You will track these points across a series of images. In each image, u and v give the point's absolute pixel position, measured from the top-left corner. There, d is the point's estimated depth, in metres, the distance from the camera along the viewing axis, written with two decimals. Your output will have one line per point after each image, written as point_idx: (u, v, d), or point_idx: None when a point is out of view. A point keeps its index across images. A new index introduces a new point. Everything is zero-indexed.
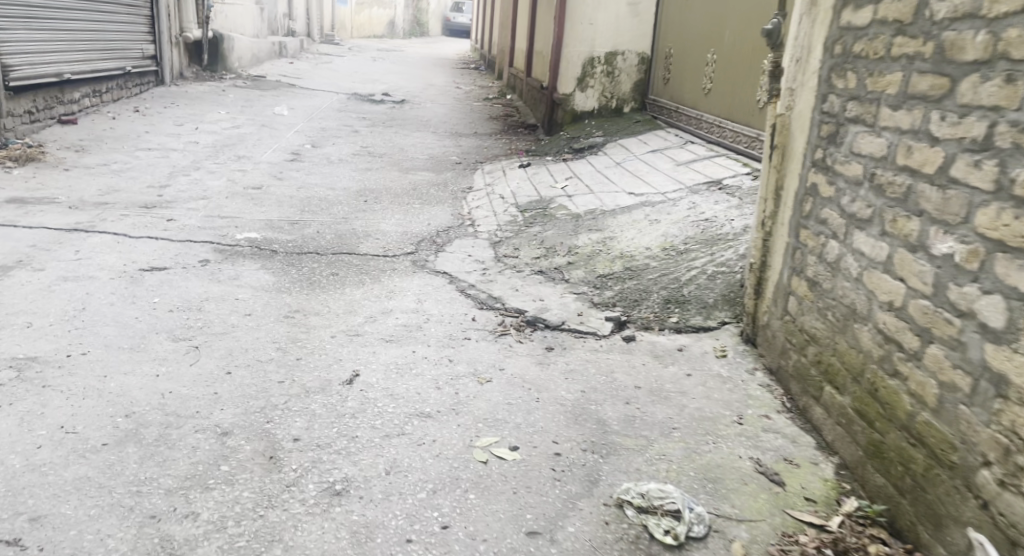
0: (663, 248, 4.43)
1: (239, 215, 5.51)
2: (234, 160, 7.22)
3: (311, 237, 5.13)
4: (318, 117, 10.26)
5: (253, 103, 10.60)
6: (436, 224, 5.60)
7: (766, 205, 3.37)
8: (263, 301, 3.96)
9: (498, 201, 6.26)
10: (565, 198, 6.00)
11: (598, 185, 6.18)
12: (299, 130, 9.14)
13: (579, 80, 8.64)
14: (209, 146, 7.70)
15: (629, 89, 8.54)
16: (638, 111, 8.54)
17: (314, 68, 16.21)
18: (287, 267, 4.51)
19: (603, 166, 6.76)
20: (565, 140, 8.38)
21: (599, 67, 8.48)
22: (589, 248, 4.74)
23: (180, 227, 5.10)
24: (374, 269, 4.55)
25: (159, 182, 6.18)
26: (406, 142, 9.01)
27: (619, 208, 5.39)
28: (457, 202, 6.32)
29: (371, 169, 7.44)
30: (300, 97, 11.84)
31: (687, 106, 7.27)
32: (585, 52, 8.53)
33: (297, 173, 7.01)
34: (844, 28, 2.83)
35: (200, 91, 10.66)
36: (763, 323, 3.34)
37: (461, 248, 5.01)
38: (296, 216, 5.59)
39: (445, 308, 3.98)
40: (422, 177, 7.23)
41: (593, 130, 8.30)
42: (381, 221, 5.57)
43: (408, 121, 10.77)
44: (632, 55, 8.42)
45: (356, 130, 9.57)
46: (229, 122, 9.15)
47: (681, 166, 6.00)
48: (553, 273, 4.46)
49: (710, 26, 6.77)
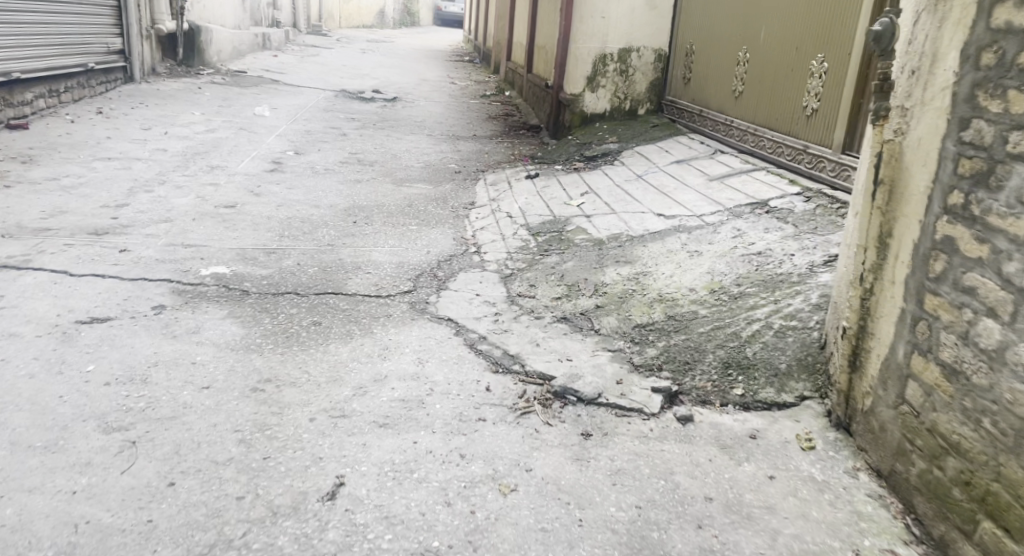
0: (711, 291, 3.68)
1: (206, 242, 4.76)
2: (206, 172, 6.46)
3: (290, 271, 4.40)
4: (303, 118, 9.48)
5: (231, 102, 9.81)
6: (435, 252, 4.87)
7: (863, 256, 2.62)
8: (226, 367, 3.21)
9: (505, 223, 5.53)
10: (583, 220, 5.27)
11: (619, 204, 5.45)
12: (281, 134, 8.36)
13: (589, 79, 7.84)
14: (179, 156, 6.94)
15: (644, 90, 7.86)
16: (654, 113, 7.90)
17: (300, 62, 15.39)
18: (259, 314, 3.77)
19: (622, 181, 6.02)
20: (575, 146, 7.64)
21: (612, 66, 7.75)
22: (620, 287, 4.00)
23: (134, 260, 4.35)
24: (363, 316, 3.80)
25: (116, 201, 5.43)
26: (399, 148, 8.25)
27: (649, 234, 4.66)
28: (458, 224, 5.59)
29: (359, 181, 6.69)
30: (282, 95, 11.03)
31: (712, 111, 6.56)
32: (596, 49, 7.73)
33: (276, 186, 6.25)
34: (999, 30, 2.10)
35: (174, 89, 9.86)
36: (863, 408, 2.58)
37: (467, 286, 4.30)
38: (273, 242, 4.84)
39: (452, 374, 3.24)
40: (416, 191, 6.49)
41: (606, 135, 7.55)
42: (372, 250, 4.84)
43: (401, 122, 10.00)
44: (648, 53, 7.75)
45: (344, 133, 8.80)
46: (203, 125, 8.37)
47: (716, 182, 5.26)
48: (580, 321, 3.72)
49: (740, 22, 6.07)
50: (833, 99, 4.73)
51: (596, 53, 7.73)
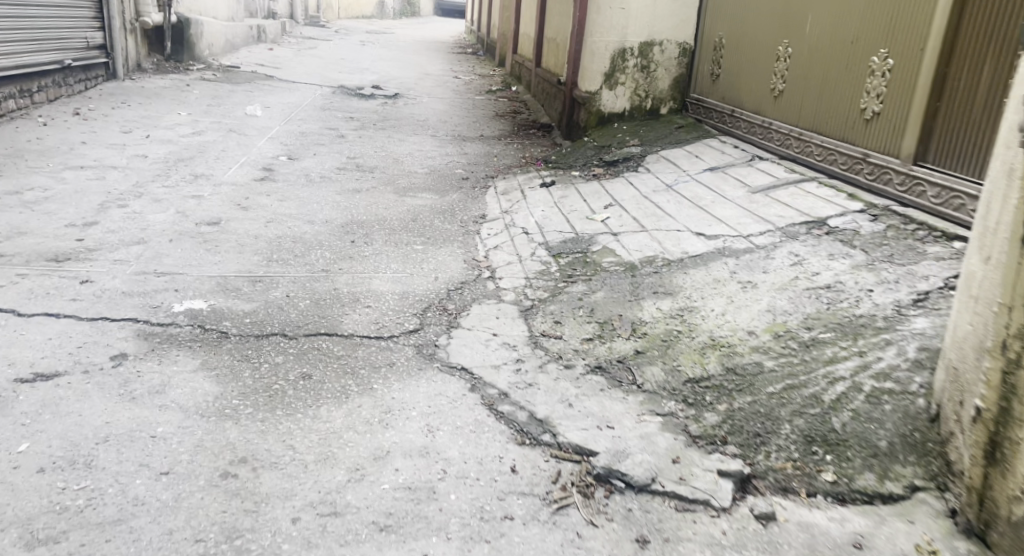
0: (775, 334, 3.08)
1: (181, 269, 4.19)
2: (188, 182, 5.89)
3: (278, 306, 3.83)
4: (297, 118, 8.88)
5: (221, 100, 9.22)
6: (444, 280, 4.31)
7: (1009, 318, 2.01)
8: (191, 442, 2.62)
9: (520, 242, 4.95)
10: (609, 240, 4.68)
11: (649, 219, 4.85)
12: (273, 137, 7.77)
13: (606, 76, 7.25)
14: (161, 163, 6.37)
15: (667, 88, 7.28)
16: (677, 113, 7.32)
17: (297, 56, 14.79)
18: (237, 366, 3.19)
19: (650, 191, 5.42)
20: (592, 150, 7.03)
21: (632, 61, 7.15)
22: (664, 328, 3.40)
23: (96, 294, 3.78)
24: (361, 366, 3.22)
25: (84, 218, 4.86)
26: (401, 152, 7.65)
27: (689, 260, 4.06)
28: (467, 244, 5.01)
29: (357, 191, 6.11)
30: (277, 92, 10.43)
31: (748, 111, 5.96)
32: (615, 44, 7.16)
33: (265, 199, 5.67)
34: None
35: (160, 86, 9.29)
36: (1010, 518, 1.99)
37: (481, 322, 3.72)
38: (259, 270, 4.27)
39: (468, 448, 2.65)
40: (419, 203, 5.92)
41: (627, 138, 6.95)
42: (370, 278, 4.26)
43: (403, 121, 9.39)
44: (671, 48, 7.17)
45: (342, 134, 8.22)
46: (189, 126, 7.79)
47: (760, 196, 4.66)
48: (619, 372, 3.11)
49: (780, 14, 5.49)
50: (902, 101, 4.12)
51: (614, 47, 7.16)
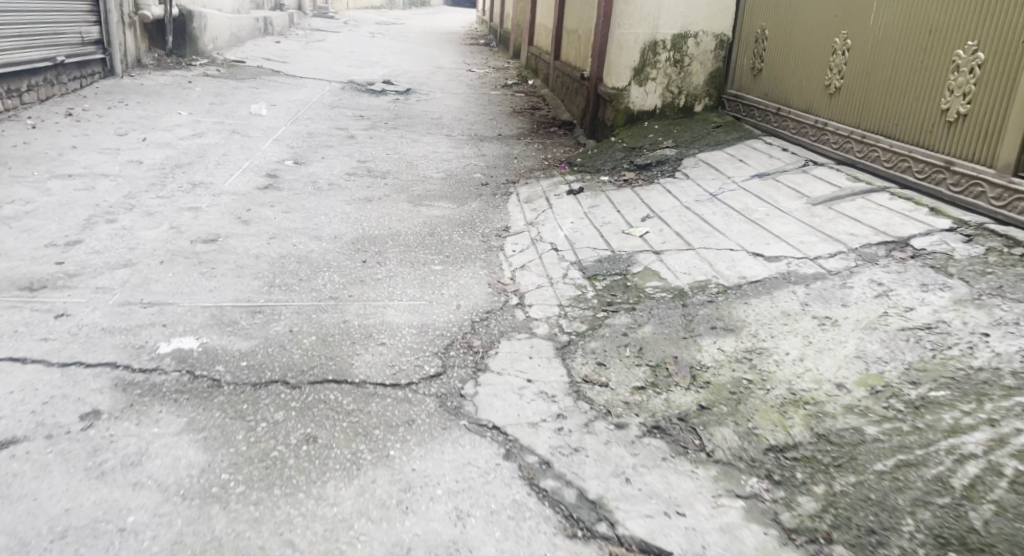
0: (872, 391, 2.56)
1: (171, 298, 3.71)
2: (185, 192, 5.41)
3: (280, 343, 3.35)
4: (304, 117, 8.39)
5: (224, 99, 8.74)
6: (468, 308, 3.82)
7: None
8: (168, 538, 2.17)
9: (550, 262, 4.44)
10: (651, 260, 4.16)
11: (696, 236, 4.33)
12: (278, 139, 7.32)
13: (636, 71, 6.73)
14: (156, 169, 5.89)
15: (702, 83, 6.76)
16: (713, 110, 6.81)
17: (305, 49, 14.30)
18: (229, 426, 2.70)
19: (693, 201, 4.89)
20: (622, 151, 6.51)
21: (664, 55, 6.64)
22: (730, 376, 2.88)
23: (71, 331, 3.30)
24: (374, 425, 2.73)
25: (66, 235, 4.39)
26: (415, 155, 7.15)
27: (749, 286, 3.54)
28: (491, 263, 4.51)
29: (368, 202, 5.62)
30: (284, 88, 9.94)
31: (796, 110, 5.47)
32: (645, 36, 6.62)
33: (268, 212, 5.19)
34: None
35: (160, 84, 8.82)
36: None
37: (512, 364, 3.22)
38: (259, 298, 3.78)
39: (507, 544, 2.18)
40: (437, 215, 5.42)
41: (660, 139, 6.42)
42: (384, 308, 3.76)
43: (416, 120, 8.87)
44: (707, 40, 6.64)
45: (352, 136, 7.73)
46: (189, 127, 7.31)
47: (823, 210, 4.13)
48: (684, 434, 2.60)
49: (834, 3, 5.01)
50: (998, 101, 3.66)
51: (645, 40, 6.63)
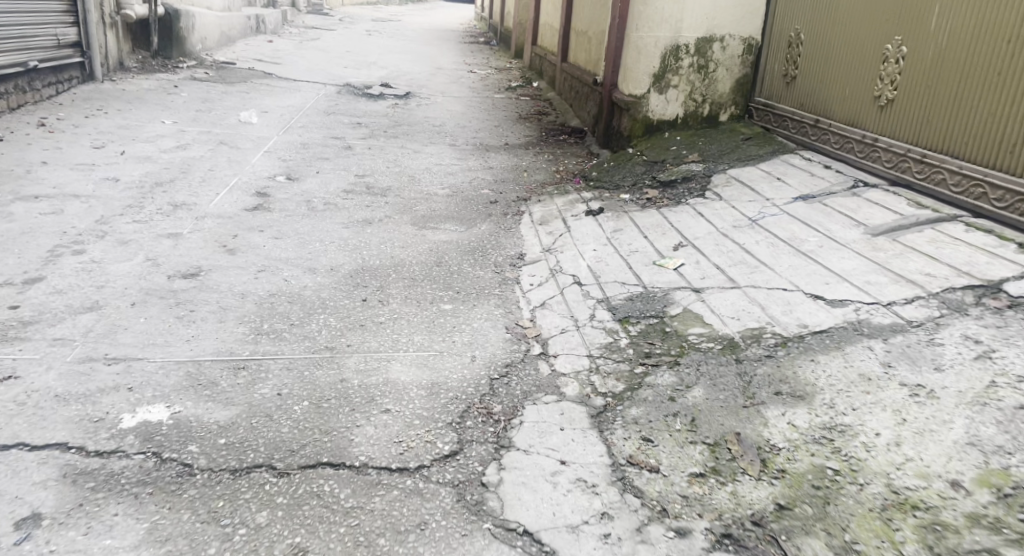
0: (999, 496, 2.16)
1: (139, 351, 3.20)
2: (164, 215, 4.90)
3: (266, 410, 2.85)
4: (297, 125, 7.88)
5: (212, 106, 8.22)
6: (485, 360, 3.33)
7: None
8: None
9: (573, 298, 3.95)
10: (691, 300, 3.66)
11: (740, 270, 3.83)
12: (269, 151, 6.82)
13: (656, 77, 6.27)
14: (134, 188, 5.38)
15: (728, 91, 6.32)
16: (739, 119, 6.37)
17: (298, 49, 13.76)
18: (201, 534, 2.24)
19: (730, 229, 4.41)
20: (642, 166, 6.04)
21: (686, 60, 6.20)
22: (810, 463, 2.39)
23: (18, 400, 2.78)
24: (380, 532, 2.28)
25: (26, 271, 3.89)
26: (417, 170, 6.66)
27: (813, 338, 3.05)
28: (507, 300, 4.01)
29: (368, 226, 5.12)
30: (277, 93, 9.43)
31: (835, 122, 5.02)
32: (665, 40, 6.16)
33: (256, 238, 4.69)
34: None
35: (144, 89, 8.30)
36: None
37: (540, 437, 2.73)
38: (243, 351, 3.28)
39: None
40: (443, 241, 4.93)
41: (685, 153, 5.95)
42: (388, 361, 3.26)
43: (418, 127, 8.36)
44: (734, 44, 6.18)
45: (349, 147, 7.23)
46: (173, 138, 6.79)
47: (887, 243, 3.64)
48: (763, 547, 2.18)
49: (878, 9, 4.58)
50: None
51: (665, 44, 6.16)
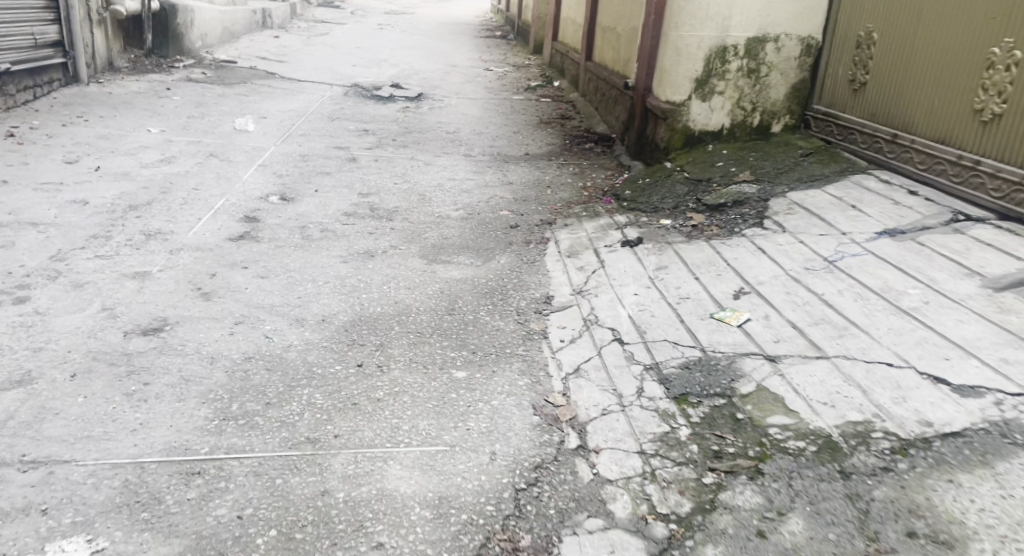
0: None
1: (67, 450, 2.50)
2: (133, 248, 4.22)
3: (216, 547, 2.17)
4: (297, 133, 7.20)
5: (206, 111, 7.55)
6: (508, 457, 2.61)
7: None
8: None
9: (615, 364, 3.24)
10: (766, 374, 2.94)
11: (823, 333, 3.10)
12: (263, 165, 6.14)
13: (699, 82, 5.63)
14: (103, 211, 4.70)
15: (782, 97, 5.65)
16: (794, 129, 5.70)
17: (305, 46, 13.09)
18: None
19: (801, 273, 3.68)
20: (684, 186, 5.33)
21: (734, 63, 5.54)
22: None
23: None
24: None
25: None
26: (428, 189, 5.97)
27: (944, 444, 2.34)
28: (533, 364, 3.30)
29: (369, 261, 4.43)
30: (278, 95, 8.77)
31: (918, 137, 4.41)
32: (710, 40, 5.50)
33: (238, 278, 4.01)
34: None
35: (133, 92, 7.66)
36: None
37: None
38: (202, 447, 2.57)
39: None
40: (457, 280, 4.24)
41: (734, 172, 5.24)
42: (384, 462, 2.54)
43: (430, 135, 7.67)
44: (791, 44, 5.51)
45: (353, 160, 6.55)
46: (157, 150, 6.12)
47: (1015, 306, 2.94)
48: None
49: (982, 9, 3.97)
50: None
51: (710, 44, 5.51)
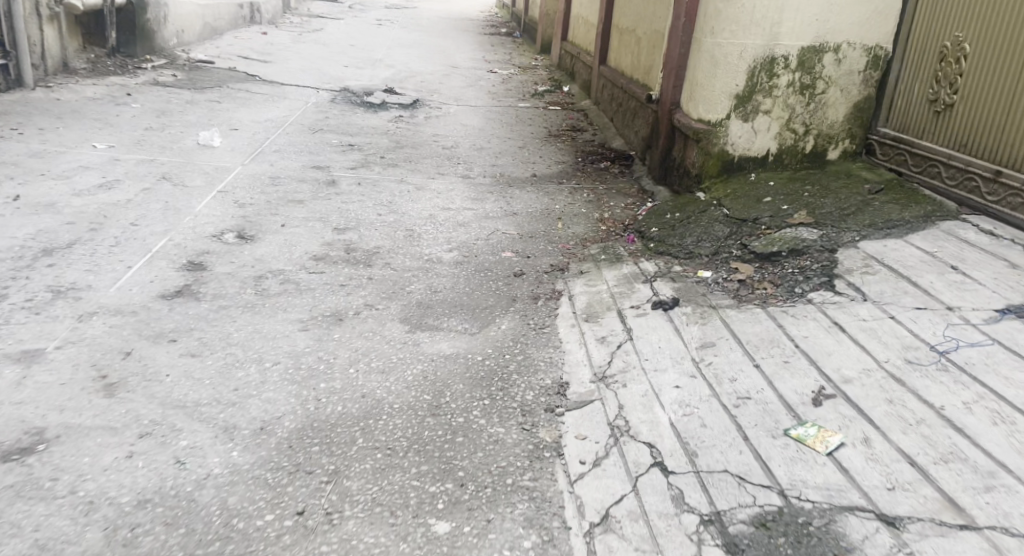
0: None
1: None
2: (31, 311, 3.33)
3: None
4: (271, 150, 6.30)
5: (168, 122, 6.63)
6: None
7: None
8: None
9: (659, 513, 2.34)
10: (886, 551, 2.09)
11: (959, 481, 2.26)
12: (224, 190, 5.23)
13: (740, 100, 4.69)
14: (8, 257, 3.80)
15: (841, 119, 4.71)
16: (853, 156, 4.78)
17: (294, 43, 12.17)
18: None
19: (903, 369, 2.76)
20: (725, 226, 4.40)
21: (785, 77, 4.61)
22: None
23: None
24: None
25: None
26: (417, 223, 5.05)
27: None
28: (542, 508, 2.39)
29: (336, 329, 3.52)
30: (255, 102, 7.88)
31: None
32: (756, 49, 4.56)
33: (160, 357, 3.10)
34: None
35: (85, 99, 6.78)
36: None
37: None
38: None
39: None
40: (444, 358, 3.33)
41: (788, 211, 4.31)
42: None
43: (423, 151, 6.75)
44: (854, 55, 4.58)
45: (333, 183, 5.65)
46: (99, 172, 5.23)
47: None
48: None
49: None
50: None
51: (755, 54, 4.56)
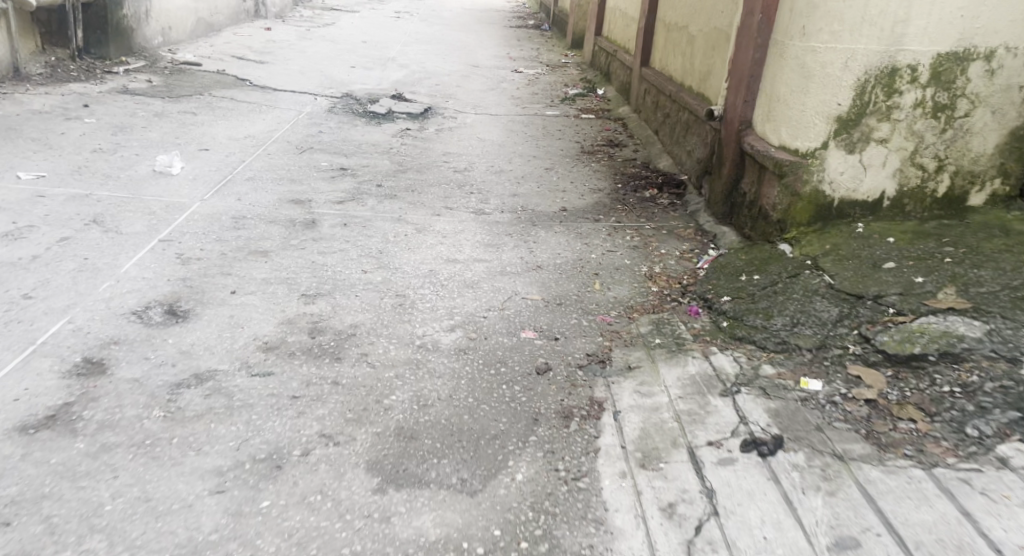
0: None
1: None
2: None
3: None
4: (243, 177, 5.16)
5: (124, 141, 5.53)
6: None
7: None
8: None
9: None
10: None
11: None
12: (168, 238, 4.10)
13: (846, 124, 3.44)
14: None
15: (990, 151, 3.43)
16: (1005, 201, 3.49)
17: (299, 39, 11.05)
18: None
19: None
20: (832, 305, 3.10)
21: (911, 94, 3.35)
22: None
23: None
24: None
25: None
26: (411, 283, 3.86)
27: None
28: None
29: (267, 491, 2.34)
30: (238, 113, 6.75)
31: None
32: (869, 57, 3.31)
33: None
34: None
35: (29, 114, 5.75)
36: None
37: None
38: None
39: None
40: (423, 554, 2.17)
41: (925, 285, 3.03)
42: None
43: (429, 176, 5.56)
44: (1011, 65, 3.30)
45: (310, 224, 4.49)
46: (12, 215, 4.15)
47: None
48: None
49: None
50: None
51: (868, 63, 3.32)
